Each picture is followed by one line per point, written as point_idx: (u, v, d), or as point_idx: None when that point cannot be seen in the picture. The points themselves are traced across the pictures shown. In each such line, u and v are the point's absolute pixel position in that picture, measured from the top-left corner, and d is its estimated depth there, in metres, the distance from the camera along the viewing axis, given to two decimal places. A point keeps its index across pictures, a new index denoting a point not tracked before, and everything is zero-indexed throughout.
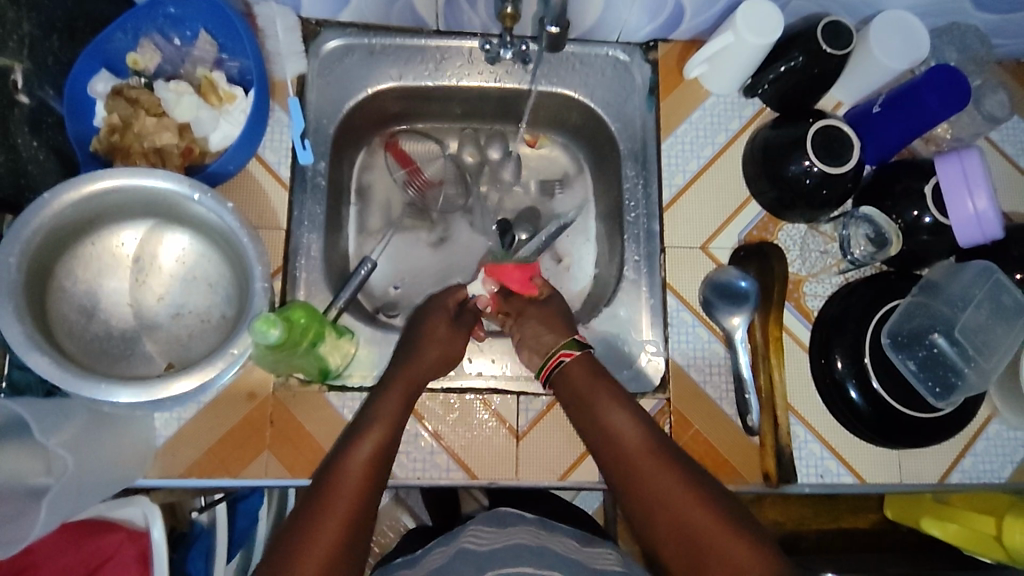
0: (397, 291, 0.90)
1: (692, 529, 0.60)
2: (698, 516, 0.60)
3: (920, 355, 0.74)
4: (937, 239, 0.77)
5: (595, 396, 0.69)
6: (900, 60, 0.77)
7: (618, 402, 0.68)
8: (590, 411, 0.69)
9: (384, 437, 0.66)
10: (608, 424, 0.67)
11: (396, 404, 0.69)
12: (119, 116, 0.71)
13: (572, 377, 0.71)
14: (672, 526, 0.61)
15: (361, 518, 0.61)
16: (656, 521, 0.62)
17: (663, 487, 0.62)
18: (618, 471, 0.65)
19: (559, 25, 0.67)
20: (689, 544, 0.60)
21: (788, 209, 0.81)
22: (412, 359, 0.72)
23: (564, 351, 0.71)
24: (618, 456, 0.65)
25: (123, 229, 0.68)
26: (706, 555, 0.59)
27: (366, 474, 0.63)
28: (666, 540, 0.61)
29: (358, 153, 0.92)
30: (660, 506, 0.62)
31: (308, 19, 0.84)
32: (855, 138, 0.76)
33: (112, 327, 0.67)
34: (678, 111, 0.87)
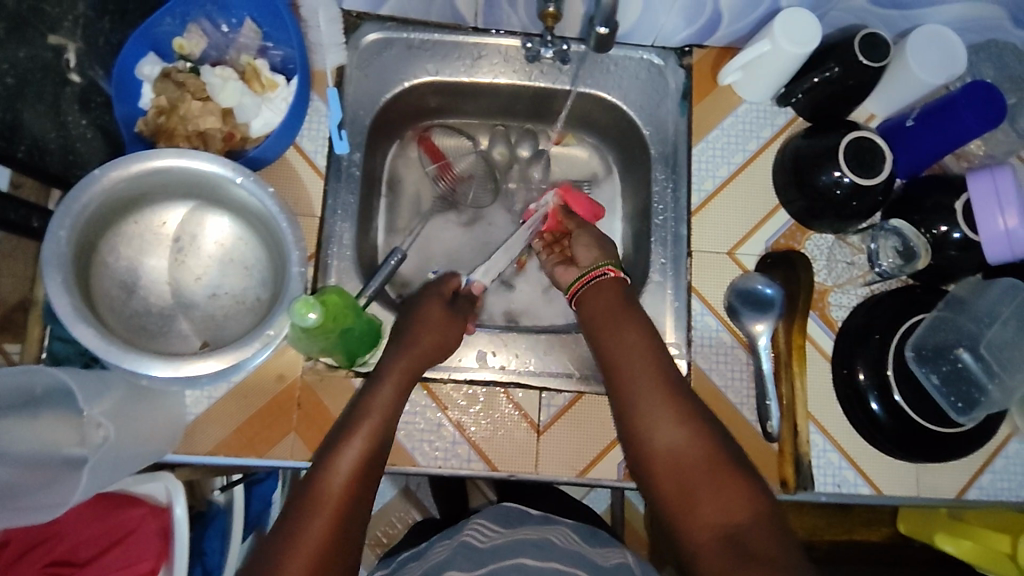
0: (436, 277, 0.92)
1: (689, 469, 0.61)
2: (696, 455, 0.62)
3: (943, 370, 0.75)
4: (965, 254, 0.77)
5: (617, 321, 0.72)
6: (937, 74, 0.77)
7: (639, 329, 0.71)
8: (609, 332, 0.72)
9: (379, 428, 0.67)
10: (625, 347, 0.70)
11: (388, 397, 0.69)
12: (167, 98, 0.73)
13: (600, 304, 0.75)
14: (669, 457, 0.63)
15: (352, 507, 0.61)
16: (653, 452, 0.64)
17: (667, 417, 0.65)
18: (625, 394, 0.68)
19: (610, 26, 0.67)
20: (683, 479, 0.61)
21: (816, 219, 0.82)
22: (415, 341, 0.73)
23: (609, 267, 0.77)
24: (628, 384, 0.68)
25: (167, 208, 0.70)
26: (698, 493, 0.60)
27: (358, 466, 0.63)
28: (659, 471, 0.63)
29: (391, 146, 0.93)
30: (661, 436, 0.64)
31: (349, 11, 0.85)
32: (887, 150, 0.76)
33: (150, 304, 0.69)
34: (710, 116, 0.87)
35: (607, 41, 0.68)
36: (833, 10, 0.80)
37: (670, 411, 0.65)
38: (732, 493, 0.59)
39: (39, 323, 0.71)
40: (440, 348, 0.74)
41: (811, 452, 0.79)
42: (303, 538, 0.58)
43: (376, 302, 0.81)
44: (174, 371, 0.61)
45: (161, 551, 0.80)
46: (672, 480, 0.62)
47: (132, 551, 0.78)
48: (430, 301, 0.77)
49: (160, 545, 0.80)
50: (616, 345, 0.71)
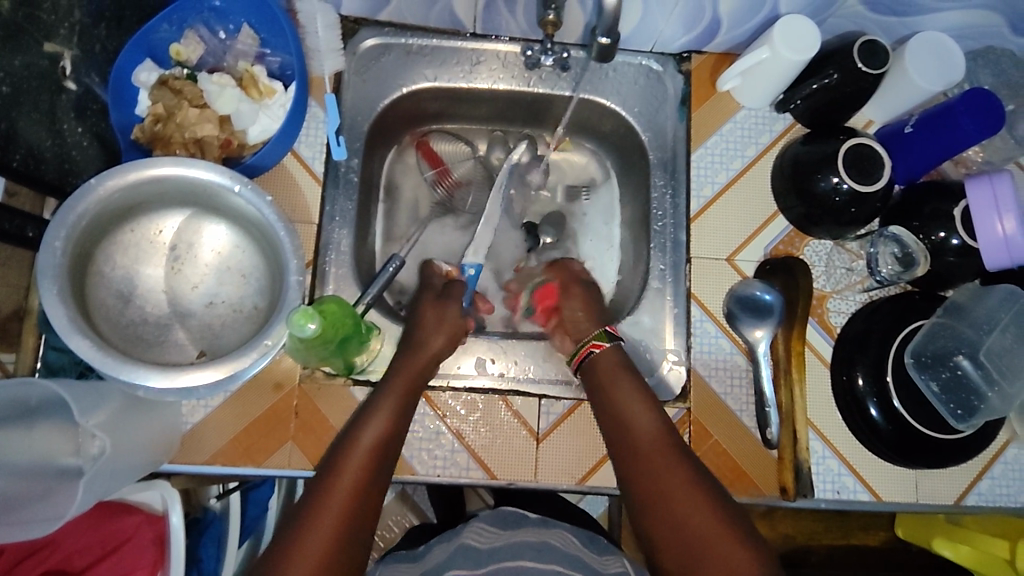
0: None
1: (700, 538, 0.60)
2: (707, 525, 0.60)
3: (942, 377, 0.75)
4: (963, 261, 0.77)
5: (621, 387, 0.70)
6: (935, 80, 0.78)
7: (642, 395, 0.69)
8: (613, 400, 0.70)
9: (384, 437, 0.66)
10: (630, 419, 0.68)
11: (392, 408, 0.68)
12: (164, 105, 0.72)
13: (601, 369, 0.72)
14: (677, 528, 0.61)
15: (355, 517, 0.61)
16: (660, 528, 0.62)
17: (678, 490, 0.62)
18: (636, 468, 0.65)
19: (610, 37, 0.66)
20: (693, 549, 0.60)
21: (815, 225, 0.82)
22: (415, 351, 0.73)
23: (594, 342, 0.73)
24: (637, 454, 0.66)
25: (163, 217, 0.69)
26: (705, 561, 0.59)
27: (361, 474, 0.63)
28: (667, 543, 0.61)
29: (389, 151, 0.93)
30: (670, 508, 0.62)
31: (347, 17, 0.85)
32: (886, 156, 0.76)
33: (147, 314, 0.69)
34: (709, 122, 0.87)
35: (608, 51, 0.68)
36: (832, 16, 0.80)
37: (672, 476, 0.63)
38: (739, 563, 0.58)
39: (34, 332, 0.70)
40: (444, 344, 0.74)
41: (811, 459, 0.79)
42: (302, 549, 0.57)
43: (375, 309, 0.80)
44: (168, 377, 0.61)
45: (157, 560, 0.79)
46: (683, 549, 0.60)
47: (128, 560, 0.78)
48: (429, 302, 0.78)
49: (155, 553, 0.79)
50: (617, 415, 0.69)
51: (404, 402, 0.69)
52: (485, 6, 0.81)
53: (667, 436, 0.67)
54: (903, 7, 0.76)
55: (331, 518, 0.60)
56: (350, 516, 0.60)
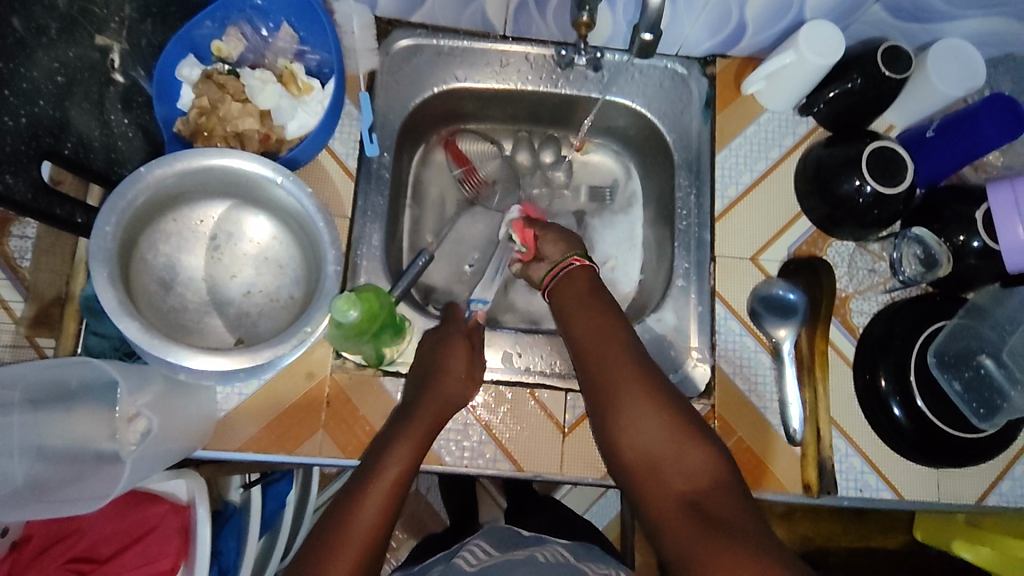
0: (472, 270, 0.95)
1: (653, 436, 0.63)
2: (666, 431, 0.63)
3: (965, 376, 0.75)
4: (984, 263, 0.78)
5: (583, 312, 0.72)
6: (957, 87, 0.80)
7: (602, 306, 0.72)
8: (576, 323, 0.72)
9: (424, 434, 0.69)
10: (592, 335, 0.70)
11: (438, 407, 0.71)
12: (209, 99, 0.74)
13: (565, 293, 0.75)
14: (637, 434, 0.63)
15: (374, 548, 0.60)
16: (620, 430, 0.65)
17: (634, 394, 0.65)
18: (600, 394, 0.67)
19: (653, 32, 0.67)
20: (653, 457, 0.62)
21: (837, 225, 0.84)
22: (453, 354, 0.75)
23: (575, 258, 0.77)
24: (595, 360, 0.69)
25: (204, 206, 0.71)
26: (663, 469, 0.61)
27: (402, 468, 0.64)
28: (628, 450, 0.64)
29: (417, 149, 0.95)
30: (624, 407, 0.65)
31: (381, 18, 0.87)
32: (908, 159, 0.78)
33: (186, 301, 0.70)
34: (733, 125, 0.89)
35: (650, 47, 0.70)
36: (855, 22, 0.82)
37: (630, 375, 0.66)
38: (695, 462, 0.61)
39: (75, 318, 0.73)
40: (466, 365, 0.75)
41: (834, 456, 0.80)
42: (359, 521, 0.60)
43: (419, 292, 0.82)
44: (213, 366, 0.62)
45: (181, 548, 0.80)
46: (639, 453, 0.63)
47: (154, 549, 0.78)
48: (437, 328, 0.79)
49: (180, 542, 0.80)
50: (578, 327, 0.72)
51: (437, 396, 0.72)
52: (517, 9, 0.83)
53: (627, 347, 0.69)
54: (926, 14, 0.78)
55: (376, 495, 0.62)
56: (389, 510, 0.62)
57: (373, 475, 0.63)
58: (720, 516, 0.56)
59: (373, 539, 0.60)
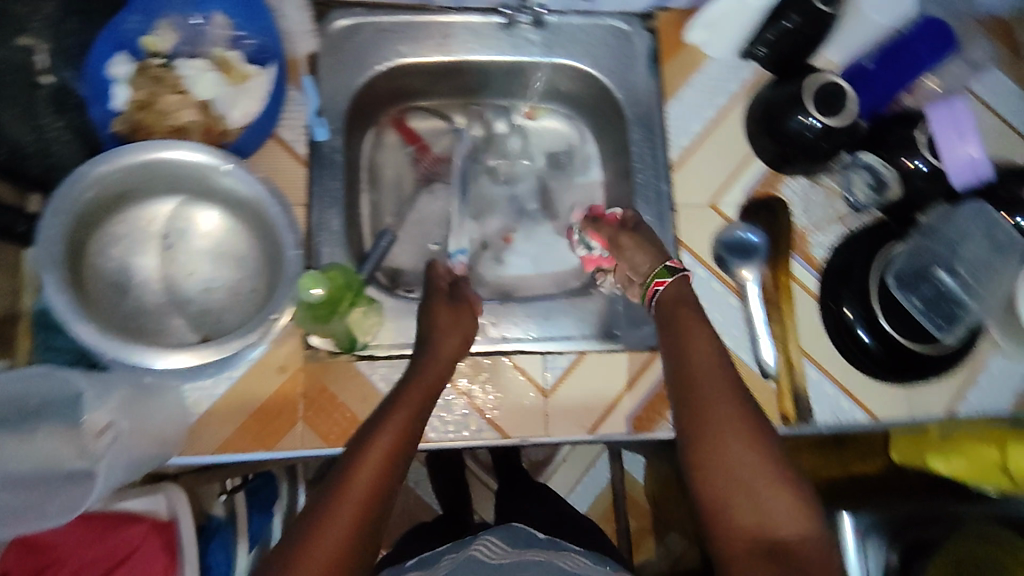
0: (439, 248, 0.94)
1: (738, 467, 0.58)
2: (758, 467, 0.58)
3: (925, 293, 0.79)
4: (931, 184, 0.80)
5: (698, 335, 0.67)
6: (888, 15, 0.83)
7: (709, 332, 0.68)
8: (677, 341, 0.68)
9: (424, 399, 0.67)
10: (693, 359, 0.66)
11: (436, 372, 0.71)
12: (144, 92, 0.72)
13: (669, 308, 0.72)
14: (726, 466, 0.58)
15: (367, 520, 0.56)
16: (705, 457, 0.59)
17: (733, 427, 0.60)
18: (690, 418, 0.62)
19: None
20: (734, 485, 0.58)
21: (788, 163, 0.86)
22: (443, 311, 0.77)
23: (658, 280, 0.75)
24: (689, 383, 0.64)
25: (152, 203, 0.69)
26: (739, 505, 0.57)
27: (399, 433, 0.62)
28: (711, 479, 0.59)
29: (368, 132, 0.94)
30: (715, 437, 0.60)
31: (316, 0, 0.85)
32: (848, 89, 0.80)
33: (144, 303, 0.68)
34: (680, 76, 0.90)
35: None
36: None
37: (727, 407, 0.61)
38: (783, 509, 0.57)
39: (29, 336, 0.70)
40: (451, 323, 0.76)
41: (808, 385, 0.82)
42: (353, 486, 0.57)
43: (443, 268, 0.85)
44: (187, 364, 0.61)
45: (167, 567, 0.78)
46: (722, 484, 0.58)
47: (140, 569, 0.76)
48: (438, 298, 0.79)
49: (165, 560, 0.78)
50: (678, 348, 0.67)
51: (439, 363, 0.72)
52: None
53: (723, 371, 0.65)
54: None
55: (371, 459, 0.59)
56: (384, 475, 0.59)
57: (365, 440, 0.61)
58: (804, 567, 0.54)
59: (361, 509, 0.56)
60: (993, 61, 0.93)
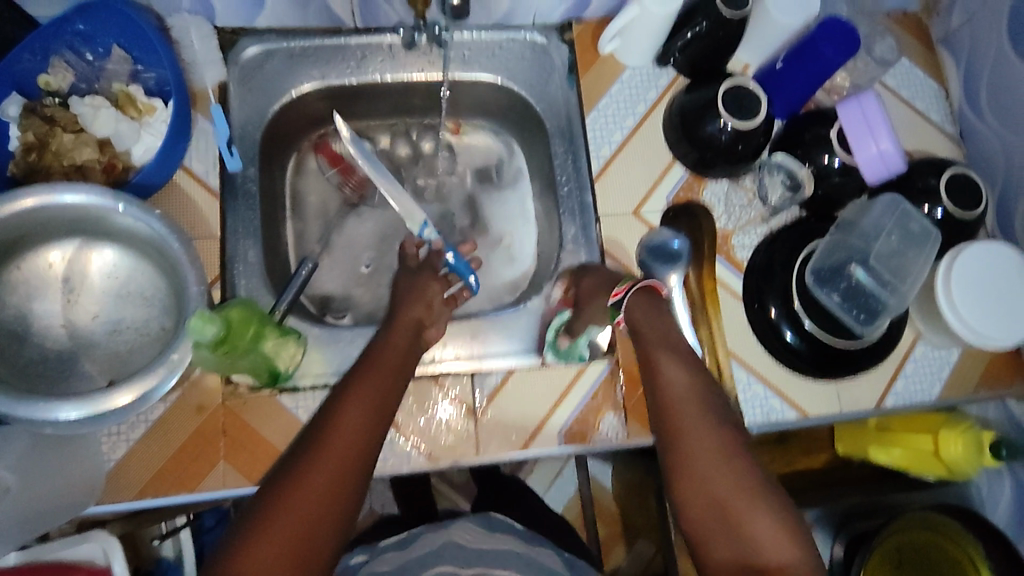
0: (369, 270, 0.93)
1: (715, 485, 0.62)
2: (729, 485, 0.61)
3: (842, 287, 0.78)
4: (847, 179, 0.83)
5: (660, 347, 0.73)
6: (796, 15, 0.82)
7: (675, 354, 0.72)
8: (650, 370, 0.72)
9: (395, 370, 0.70)
10: (665, 381, 0.70)
11: (397, 346, 0.73)
12: (35, 134, 0.70)
13: (635, 322, 0.76)
14: (698, 485, 0.62)
15: (341, 500, 0.60)
16: (681, 475, 0.64)
17: (703, 445, 0.64)
18: (664, 433, 0.67)
19: None
20: (715, 508, 0.61)
21: (709, 167, 0.86)
22: (415, 284, 0.80)
23: (617, 290, 0.78)
24: (662, 401, 0.69)
25: (49, 248, 0.67)
26: (719, 523, 0.60)
27: (365, 420, 0.65)
28: (688, 499, 0.63)
29: (290, 158, 0.93)
30: (686, 455, 0.64)
31: (224, 28, 0.84)
32: (760, 92, 0.81)
33: (46, 350, 0.66)
34: (598, 85, 0.90)
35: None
36: None
37: (702, 430, 0.65)
38: (753, 521, 0.59)
39: None
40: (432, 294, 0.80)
41: (737, 388, 0.82)
42: (320, 464, 0.61)
43: (411, 252, 0.85)
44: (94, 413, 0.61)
45: None
46: (700, 502, 0.62)
47: None
48: (407, 276, 0.82)
49: None
50: (651, 374, 0.72)
51: (402, 324, 0.75)
52: None
53: (700, 392, 0.69)
54: None
55: (344, 441, 0.63)
56: (357, 451, 0.63)
57: (339, 419, 0.65)
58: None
59: (327, 491, 0.60)
60: (905, 55, 0.95)
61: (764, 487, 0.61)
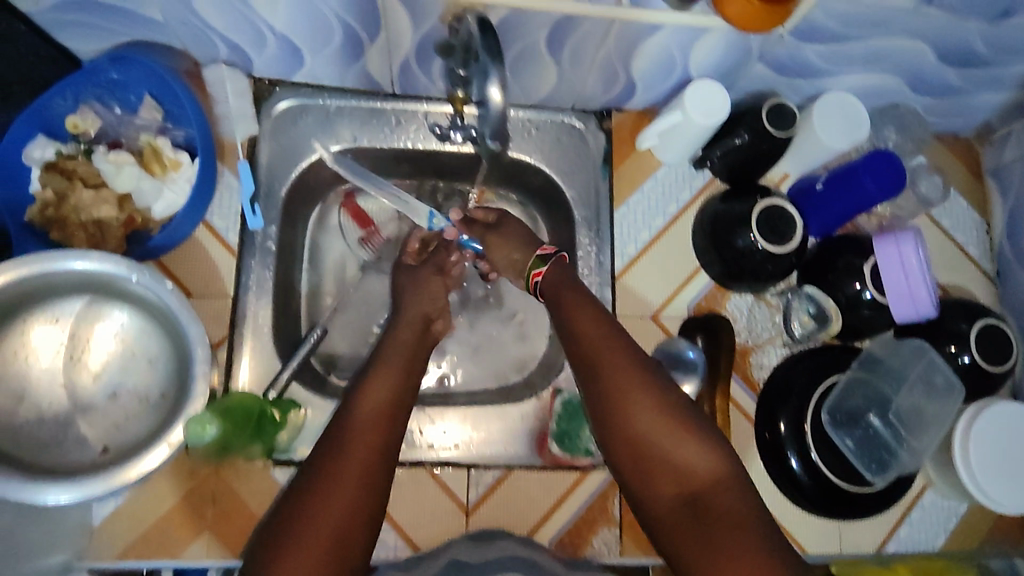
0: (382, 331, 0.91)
1: (644, 431, 0.65)
2: (658, 424, 0.65)
3: (856, 434, 0.77)
4: (878, 313, 0.80)
5: (581, 313, 0.70)
6: (843, 141, 0.81)
7: (595, 311, 0.70)
8: (563, 319, 0.71)
9: (412, 347, 0.73)
10: (585, 336, 0.69)
11: (415, 316, 0.77)
12: (54, 190, 0.70)
13: (550, 291, 0.74)
14: (628, 430, 0.65)
15: (382, 457, 0.63)
16: (611, 425, 0.66)
17: (626, 390, 0.66)
18: (591, 390, 0.68)
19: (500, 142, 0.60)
20: (643, 451, 0.65)
21: (735, 280, 0.84)
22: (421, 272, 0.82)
23: (534, 272, 0.76)
24: (579, 353, 0.69)
25: (59, 303, 0.66)
26: (654, 470, 0.64)
27: (391, 398, 0.67)
28: (619, 448, 0.66)
29: (312, 209, 0.91)
30: (614, 408, 0.66)
31: (260, 79, 0.82)
32: (797, 216, 0.79)
33: (43, 411, 0.65)
34: (632, 180, 0.88)
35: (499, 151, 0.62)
36: (744, 80, 0.81)
37: (621, 372, 0.66)
38: (690, 460, 0.63)
39: None
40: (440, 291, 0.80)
41: None
42: (359, 436, 0.63)
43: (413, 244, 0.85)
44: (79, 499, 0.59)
45: None
46: (633, 452, 0.65)
47: None
48: (406, 272, 0.82)
49: None
50: (568, 328, 0.70)
51: (411, 319, 0.76)
52: (401, 72, 0.79)
53: (617, 341, 0.69)
54: (807, 70, 0.78)
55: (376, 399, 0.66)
56: (391, 421, 0.65)
57: (369, 384, 0.68)
58: (716, 513, 0.60)
59: (374, 453, 0.63)
60: (955, 184, 0.91)
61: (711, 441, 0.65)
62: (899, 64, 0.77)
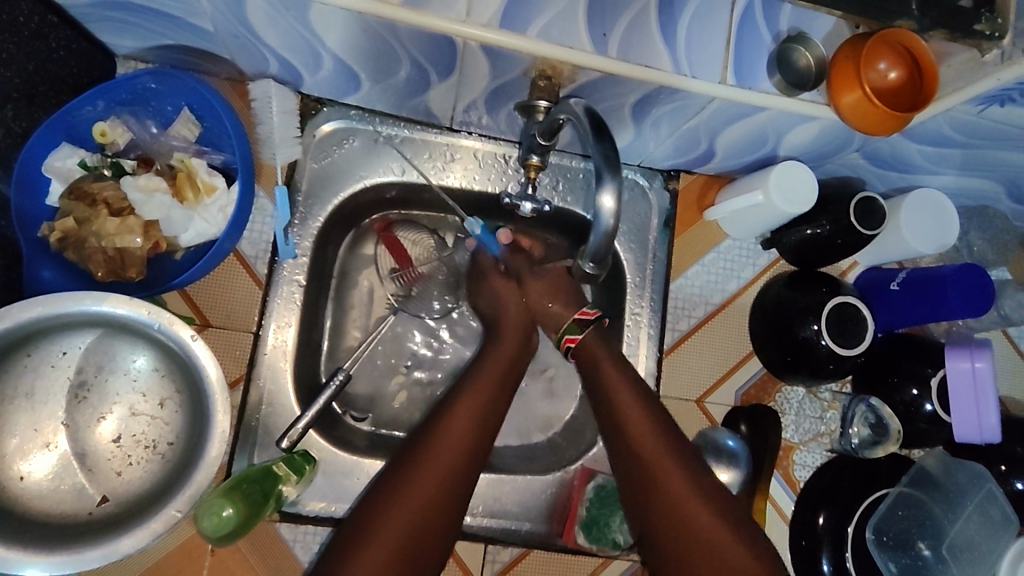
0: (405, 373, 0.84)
1: (689, 516, 0.62)
2: (703, 511, 0.62)
3: (902, 559, 0.71)
4: (935, 428, 0.75)
5: (620, 386, 0.69)
6: (929, 243, 0.74)
7: (637, 387, 0.69)
8: (603, 390, 0.69)
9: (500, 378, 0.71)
10: (624, 410, 0.68)
11: (507, 354, 0.73)
12: (76, 218, 0.64)
13: (587, 351, 0.72)
14: (670, 512, 0.62)
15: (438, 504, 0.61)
16: (649, 507, 0.64)
17: (669, 472, 0.64)
18: (629, 469, 0.66)
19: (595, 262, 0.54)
20: (683, 538, 0.61)
21: (791, 373, 0.77)
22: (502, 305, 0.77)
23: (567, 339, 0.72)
24: (618, 428, 0.67)
25: (68, 338, 0.62)
26: (697, 560, 0.60)
27: (469, 429, 0.65)
28: (658, 532, 0.63)
29: (346, 235, 0.83)
30: (658, 489, 0.64)
31: (308, 95, 0.75)
32: (866, 317, 0.73)
33: (42, 455, 0.61)
34: (692, 250, 0.82)
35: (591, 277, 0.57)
36: (831, 163, 0.74)
37: (661, 454, 0.65)
38: (737, 554, 0.60)
39: None
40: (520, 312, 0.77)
41: None
42: (422, 474, 0.61)
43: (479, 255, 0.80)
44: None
45: None
46: (673, 540, 0.62)
47: None
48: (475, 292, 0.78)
49: None
50: (609, 398, 0.69)
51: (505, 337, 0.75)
52: (464, 111, 0.73)
53: (657, 419, 0.67)
54: (902, 165, 0.72)
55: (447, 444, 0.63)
56: (465, 454, 0.64)
57: (441, 429, 0.65)
58: None
59: (436, 495, 0.61)
60: None
61: (759, 538, 0.61)
62: (1001, 173, 0.71)
